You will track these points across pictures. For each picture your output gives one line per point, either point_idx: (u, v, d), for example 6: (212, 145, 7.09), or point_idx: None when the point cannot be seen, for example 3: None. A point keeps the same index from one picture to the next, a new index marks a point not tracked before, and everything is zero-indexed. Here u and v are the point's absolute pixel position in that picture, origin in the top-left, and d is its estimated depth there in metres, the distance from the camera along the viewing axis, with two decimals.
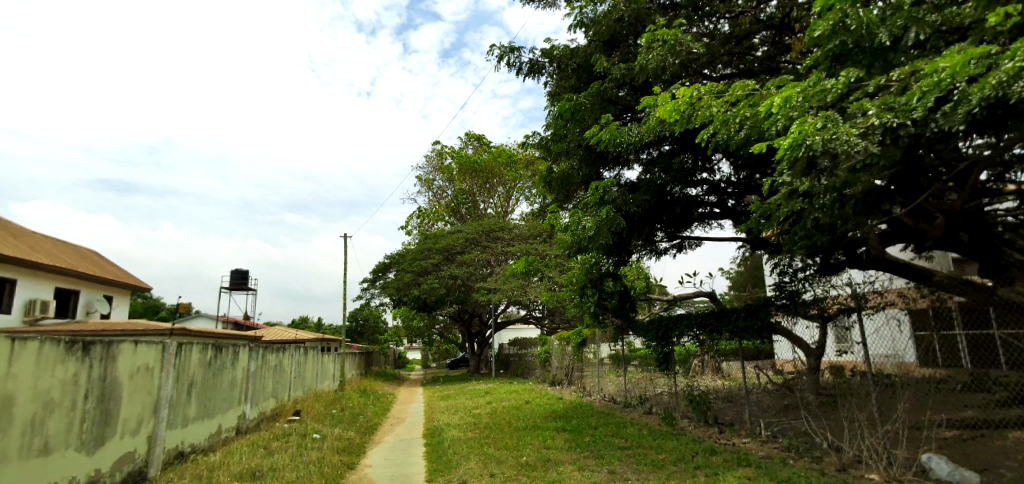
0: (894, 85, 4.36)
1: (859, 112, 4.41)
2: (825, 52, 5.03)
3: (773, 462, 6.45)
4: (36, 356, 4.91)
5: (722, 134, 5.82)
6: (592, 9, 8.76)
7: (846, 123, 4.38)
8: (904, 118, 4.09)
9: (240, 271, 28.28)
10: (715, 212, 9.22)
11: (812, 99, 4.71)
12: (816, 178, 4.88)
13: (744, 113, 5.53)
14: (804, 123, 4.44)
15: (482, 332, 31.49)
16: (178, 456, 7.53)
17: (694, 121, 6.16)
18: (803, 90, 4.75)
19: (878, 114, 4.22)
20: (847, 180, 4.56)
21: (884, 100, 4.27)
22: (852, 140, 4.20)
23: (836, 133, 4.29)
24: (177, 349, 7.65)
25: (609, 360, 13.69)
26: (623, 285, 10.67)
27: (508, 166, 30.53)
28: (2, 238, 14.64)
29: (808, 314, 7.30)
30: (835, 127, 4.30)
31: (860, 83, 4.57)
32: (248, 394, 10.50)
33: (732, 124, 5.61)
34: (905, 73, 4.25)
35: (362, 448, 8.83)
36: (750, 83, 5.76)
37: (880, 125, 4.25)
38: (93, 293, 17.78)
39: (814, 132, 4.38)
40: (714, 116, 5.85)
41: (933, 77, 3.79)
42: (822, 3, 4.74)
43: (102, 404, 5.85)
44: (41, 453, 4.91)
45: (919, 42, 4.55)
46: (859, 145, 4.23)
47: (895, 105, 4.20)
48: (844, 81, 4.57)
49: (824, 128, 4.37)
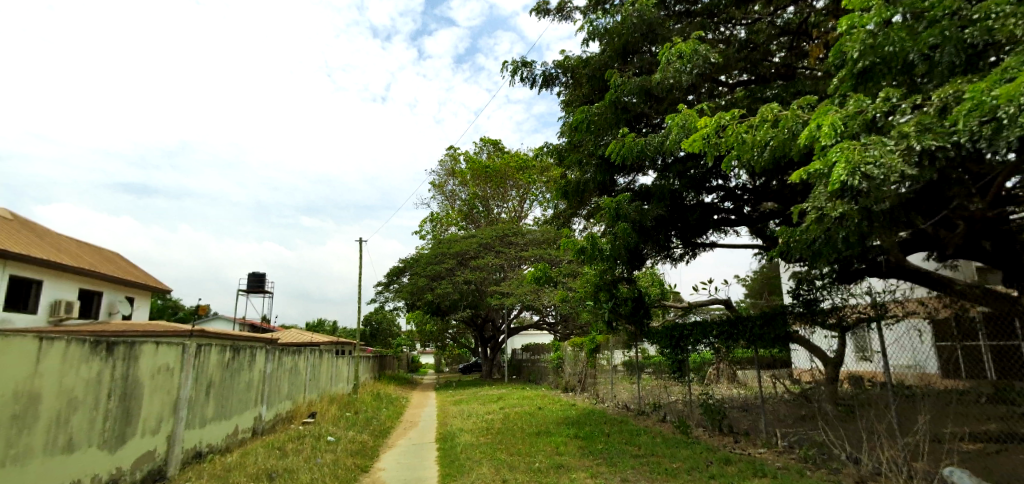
0: (933, 107, 4.32)
1: (897, 135, 4.33)
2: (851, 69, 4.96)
3: (789, 473, 6.37)
4: (61, 355, 5.04)
5: (748, 157, 5.77)
6: (605, 20, 8.80)
7: (888, 148, 4.27)
8: (942, 140, 4.08)
9: (257, 274, 28.73)
10: (731, 218, 9.15)
11: (853, 124, 4.63)
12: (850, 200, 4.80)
13: (768, 134, 5.46)
14: (852, 151, 4.30)
15: (495, 337, 31.48)
16: (196, 455, 7.65)
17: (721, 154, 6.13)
18: (839, 116, 4.65)
19: (914, 137, 4.16)
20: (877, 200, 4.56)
21: (921, 121, 4.21)
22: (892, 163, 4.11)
23: (881, 160, 4.16)
24: (197, 350, 7.77)
25: (622, 367, 13.61)
26: (637, 291, 10.49)
27: (522, 171, 30.57)
28: (28, 240, 15.01)
29: (826, 322, 7.26)
30: (880, 154, 4.19)
31: (899, 104, 4.55)
32: (264, 395, 10.66)
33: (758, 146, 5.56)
34: (946, 94, 4.22)
35: (375, 452, 8.89)
36: (774, 106, 5.65)
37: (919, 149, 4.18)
38: (114, 294, 18.16)
39: (862, 160, 4.18)
40: (739, 142, 5.79)
41: (976, 99, 3.79)
42: (847, 22, 4.91)
43: (123, 405, 5.96)
44: (65, 450, 5.03)
45: (952, 59, 4.50)
46: (900, 173, 4.11)
47: (934, 127, 4.16)
48: (885, 102, 4.55)
49: (870, 156, 4.23)
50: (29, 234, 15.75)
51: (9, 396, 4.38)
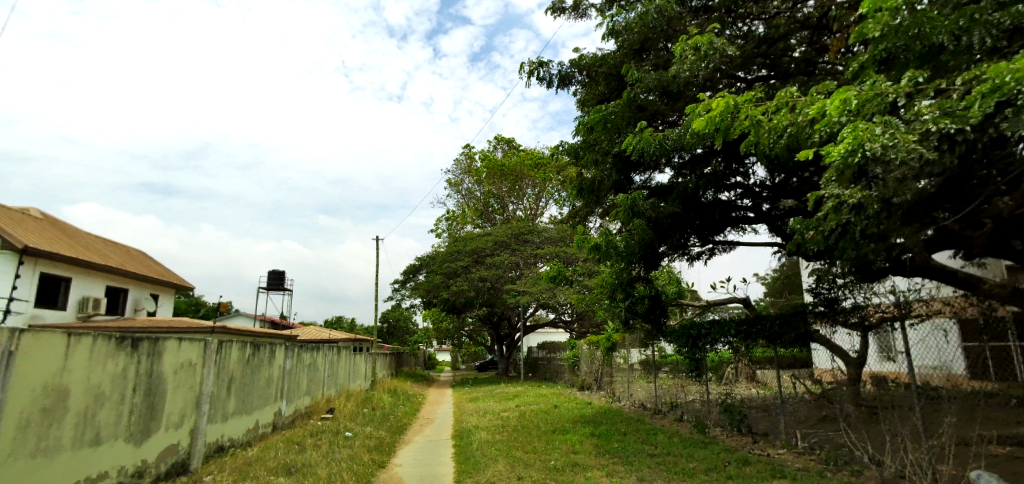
0: (957, 89, 4.16)
1: (914, 117, 4.23)
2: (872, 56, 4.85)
3: (809, 475, 6.27)
4: (89, 351, 5.17)
5: (764, 142, 5.70)
6: (622, 16, 8.74)
7: (904, 129, 4.20)
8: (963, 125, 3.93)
9: (277, 272, 29.19)
10: (749, 216, 9.01)
11: (870, 105, 4.49)
12: (867, 186, 4.69)
13: (786, 120, 5.37)
14: (860, 129, 4.25)
15: (511, 335, 31.50)
16: (218, 449, 7.82)
17: (733, 129, 5.96)
18: (857, 95, 4.48)
19: (932, 120, 4.06)
20: (896, 190, 4.47)
21: (942, 105, 4.09)
22: (907, 145, 4.02)
23: (896, 143, 4.07)
24: (218, 347, 7.93)
25: (639, 365, 13.51)
26: (654, 290, 10.25)
27: (537, 169, 30.51)
28: (57, 239, 15.43)
29: (848, 322, 7.11)
30: (892, 133, 4.13)
31: (925, 87, 4.38)
32: (284, 391, 10.85)
33: (774, 132, 5.48)
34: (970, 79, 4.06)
35: (392, 448, 8.99)
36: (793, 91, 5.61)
37: (936, 131, 4.06)
38: (140, 291, 18.58)
39: (871, 138, 4.15)
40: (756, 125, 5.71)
41: (997, 80, 3.65)
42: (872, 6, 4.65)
43: (148, 400, 6.11)
44: (93, 443, 5.18)
45: (984, 48, 4.33)
46: (914, 152, 4.03)
47: (956, 110, 4.01)
48: (908, 83, 4.36)
49: (881, 136, 4.17)
50: (58, 233, 16.19)
51: (38, 390, 4.53)
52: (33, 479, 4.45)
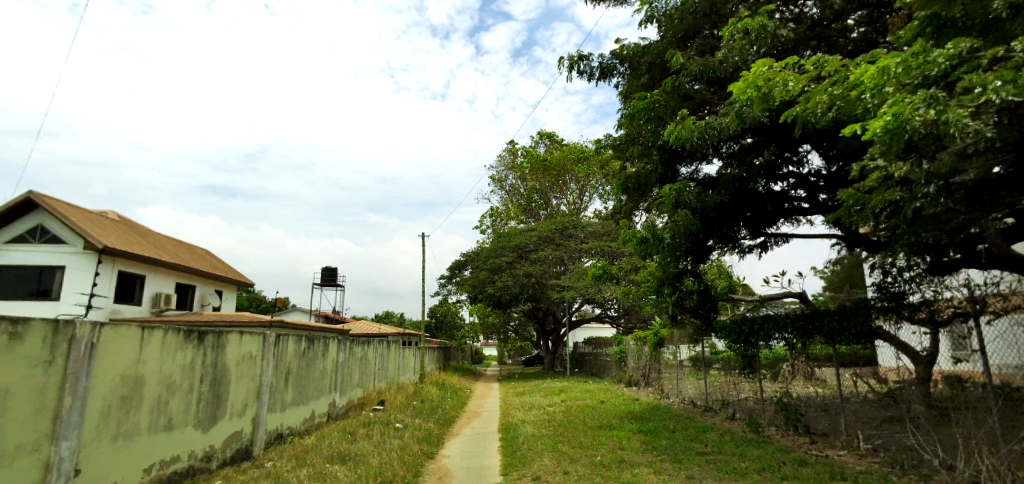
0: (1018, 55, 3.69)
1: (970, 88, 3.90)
2: (931, 27, 4.58)
3: (871, 478, 5.98)
4: (161, 343, 5.56)
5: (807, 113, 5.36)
6: (665, 3, 8.55)
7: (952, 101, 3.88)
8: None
9: (329, 269, 30.28)
10: (803, 207, 8.63)
11: (914, 72, 4.09)
12: (915, 161, 4.49)
13: (828, 92, 5.01)
14: (900, 103, 3.92)
15: (556, 330, 31.45)
16: (278, 437, 8.24)
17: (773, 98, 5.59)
18: (902, 62, 4.07)
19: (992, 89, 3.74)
20: (954, 168, 4.22)
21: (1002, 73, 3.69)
22: (962, 120, 3.77)
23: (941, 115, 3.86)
24: (276, 340, 8.33)
25: (688, 362, 13.22)
26: (703, 284, 10.04)
27: (581, 163, 30.27)
28: (132, 240, 16.59)
29: (916, 317, 6.73)
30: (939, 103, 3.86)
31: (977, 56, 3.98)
32: (337, 383, 11.27)
33: (817, 106, 5.15)
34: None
35: (441, 440, 9.21)
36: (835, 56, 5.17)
37: (995, 102, 3.80)
38: (206, 287, 19.73)
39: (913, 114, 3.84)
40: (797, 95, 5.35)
41: None
42: None
43: (214, 389, 6.52)
44: (166, 429, 5.58)
45: None
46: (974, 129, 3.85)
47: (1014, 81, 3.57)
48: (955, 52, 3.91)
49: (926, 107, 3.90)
50: (133, 234, 17.40)
51: (118, 379, 4.93)
52: (114, 460, 4.87)
